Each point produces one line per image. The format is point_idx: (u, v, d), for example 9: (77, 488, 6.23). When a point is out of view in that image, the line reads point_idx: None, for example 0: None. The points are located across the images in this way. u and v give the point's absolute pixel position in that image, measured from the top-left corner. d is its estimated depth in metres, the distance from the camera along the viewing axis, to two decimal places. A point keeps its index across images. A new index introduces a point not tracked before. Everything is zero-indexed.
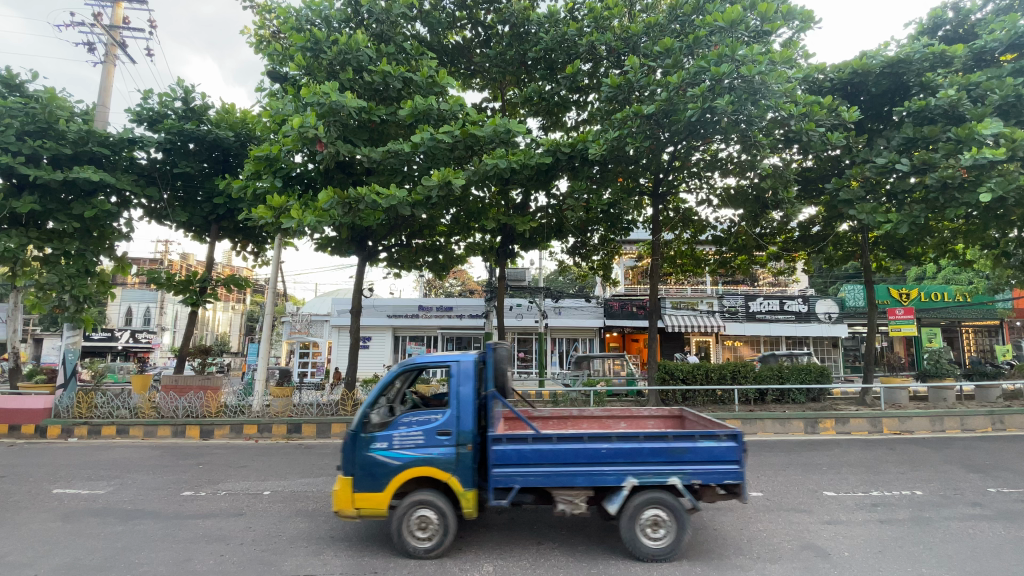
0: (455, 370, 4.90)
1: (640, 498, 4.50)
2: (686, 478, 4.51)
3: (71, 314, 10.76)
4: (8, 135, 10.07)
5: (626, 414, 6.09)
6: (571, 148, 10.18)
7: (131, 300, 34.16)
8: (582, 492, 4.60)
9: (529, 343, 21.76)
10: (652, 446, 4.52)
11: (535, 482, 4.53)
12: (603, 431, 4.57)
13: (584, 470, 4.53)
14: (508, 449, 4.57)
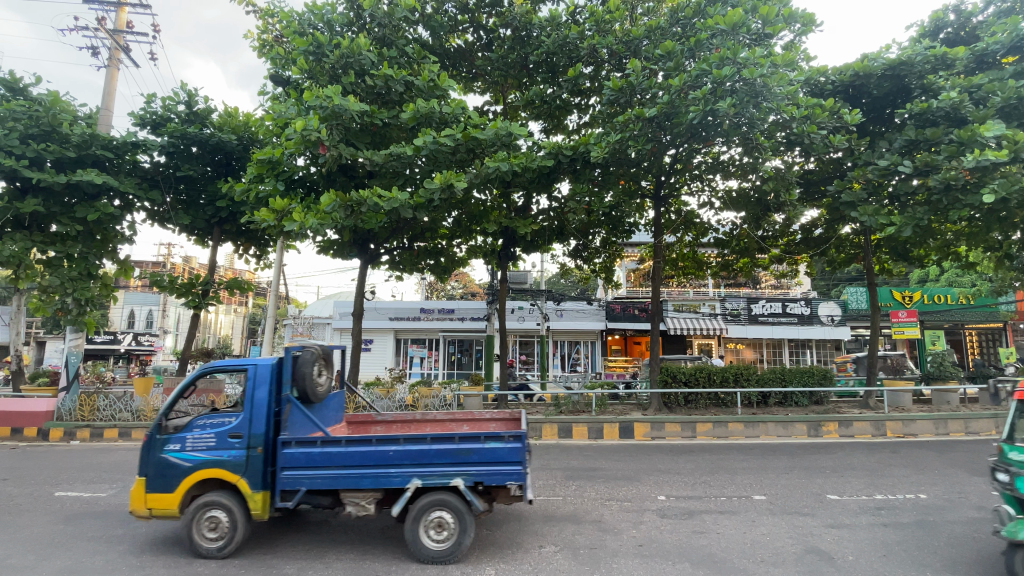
0: (252, 373, 4.87)
1: (424, 500, 4.53)
2: (471, 479, 4.52)
3: (74, 316, 10.92)
4: (12, 138, 10.12)
5: (468, 417, 5.85)
6: (574, 151, 10.18)
7: (134, 302, 34.25)
8: (370, 495, 4.65)
9: (530, 346, 21.73)
10: (437, 447, 4.54)
11: (320, 484, 4.62)
12: (391, 434, 4.60)
13: (370, 473, 4.57)
14: (296, 452, 4.66)
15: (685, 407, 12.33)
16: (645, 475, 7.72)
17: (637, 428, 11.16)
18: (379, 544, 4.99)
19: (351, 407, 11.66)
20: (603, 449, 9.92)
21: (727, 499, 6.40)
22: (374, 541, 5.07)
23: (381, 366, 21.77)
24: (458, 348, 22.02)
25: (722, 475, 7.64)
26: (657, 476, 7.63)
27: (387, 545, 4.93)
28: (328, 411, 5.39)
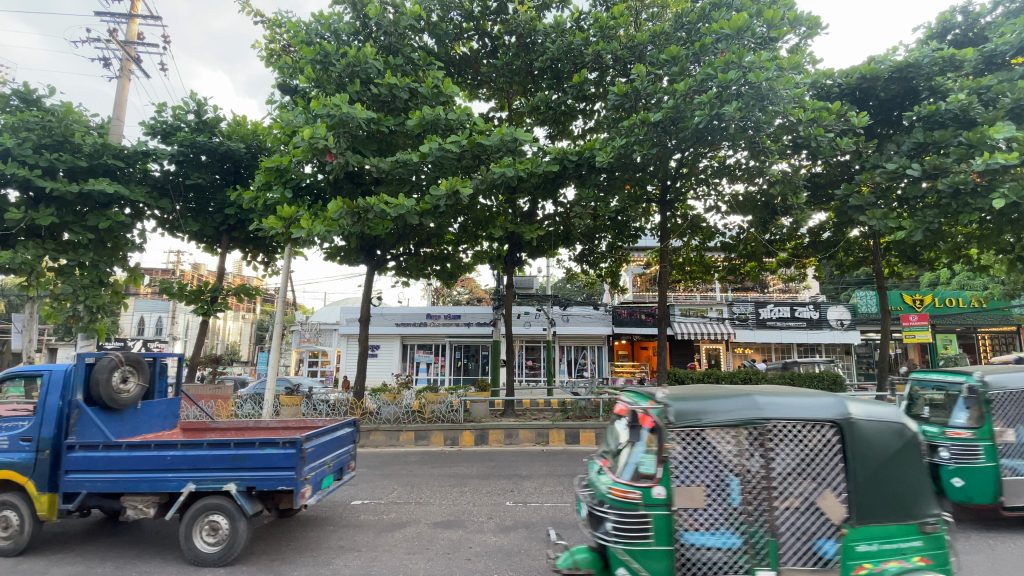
0: (45, 379, 5.15)
1: (201, 503, 4.76)
2: (244, 484, 4.74)
3: (85, 323, 10.87)
4: (27, 147, 10.29)
5: (301, 424, 6.31)
6: (579, 156, 10.16)
7: (144, 310, 34.66)
8: (150, 499, 4.90)
9: (536, 351, 21.69)
10: (213, 453, 4.79)
11: (102, 487, 4.91)
12: (171, 440, 4.88)
13: (148, 477, 4.85)
14: (80, 456, 4.95)
15: None
16: None
17: None
18: (386, 551, 5.03)
19: (359, 413, 11.73)
20: None
21: None
22: (381, 547, 5.11)
23: (388, 372, 21.81)
24: (465, 354, 22.04)
25: None
26: None
27: (396, 552, 4.97)
28: (139, 416, 5.67)
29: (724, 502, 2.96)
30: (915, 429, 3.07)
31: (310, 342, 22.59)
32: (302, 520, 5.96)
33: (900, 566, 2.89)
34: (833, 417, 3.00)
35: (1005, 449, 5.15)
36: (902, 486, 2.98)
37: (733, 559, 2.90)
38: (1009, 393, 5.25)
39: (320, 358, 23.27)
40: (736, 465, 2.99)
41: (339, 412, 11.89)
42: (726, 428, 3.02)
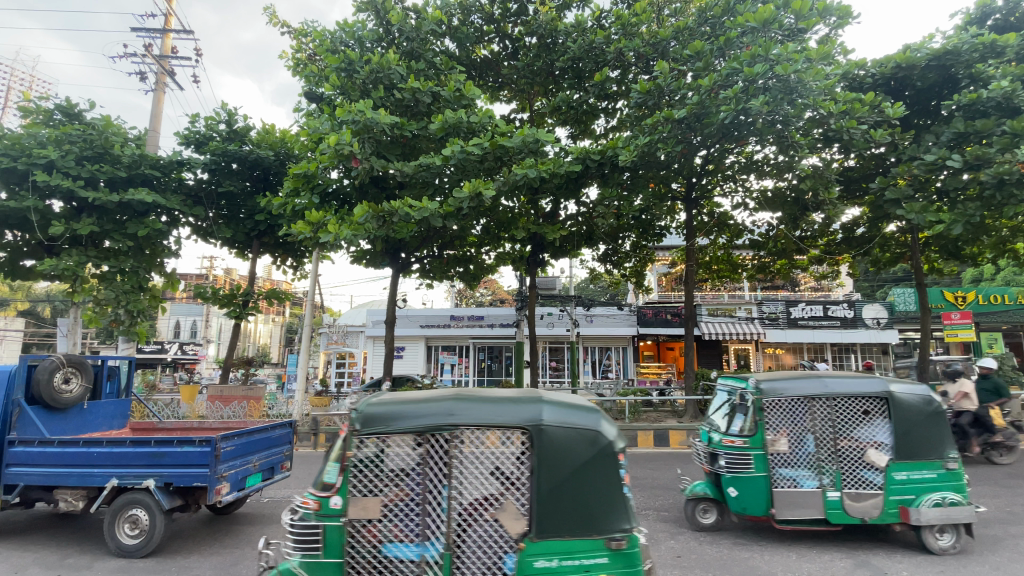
0: None
1: (125, 497, 4.97)
2: (163, 479, 4.94)
3: (126, 327, 11.39)
4: (71, 159, 10.76)
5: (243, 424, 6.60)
6: (601, 155, 10.08)
7: (180, 314, 35.95)
8: (81, 493, 5.15)
9: (560, 352, 21.61)
10: (135, 450, 5.00)
11: (35, 480, 5.18)
12: (97, 437, 5.11)
13: (76, 472, 5.10)
14: (18, 451, 5.26)
15: None
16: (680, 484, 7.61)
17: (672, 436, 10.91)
18: None
19: None
20: (635, 458, 9.78)
21: None
22: None
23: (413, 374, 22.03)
24: (488, 355, 22.09)
25: None
26: None
27: None
28: (83, 417, 6.08)
29: (406, 511, 3.04)
30: (610, 439, 3.11)
31: (337, 344, 23.03)
32: None
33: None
34: (518, 425, 3.04)
35: (775, 459, 5.10)
36: (587, 497, 2.98)
37: (408, 569, 2.94)
38: (786, 402, 5.12)
39: (347, 359, 23.71)
40: (422, 473, 3.06)
41: None
42: (412, 437, 3.08)
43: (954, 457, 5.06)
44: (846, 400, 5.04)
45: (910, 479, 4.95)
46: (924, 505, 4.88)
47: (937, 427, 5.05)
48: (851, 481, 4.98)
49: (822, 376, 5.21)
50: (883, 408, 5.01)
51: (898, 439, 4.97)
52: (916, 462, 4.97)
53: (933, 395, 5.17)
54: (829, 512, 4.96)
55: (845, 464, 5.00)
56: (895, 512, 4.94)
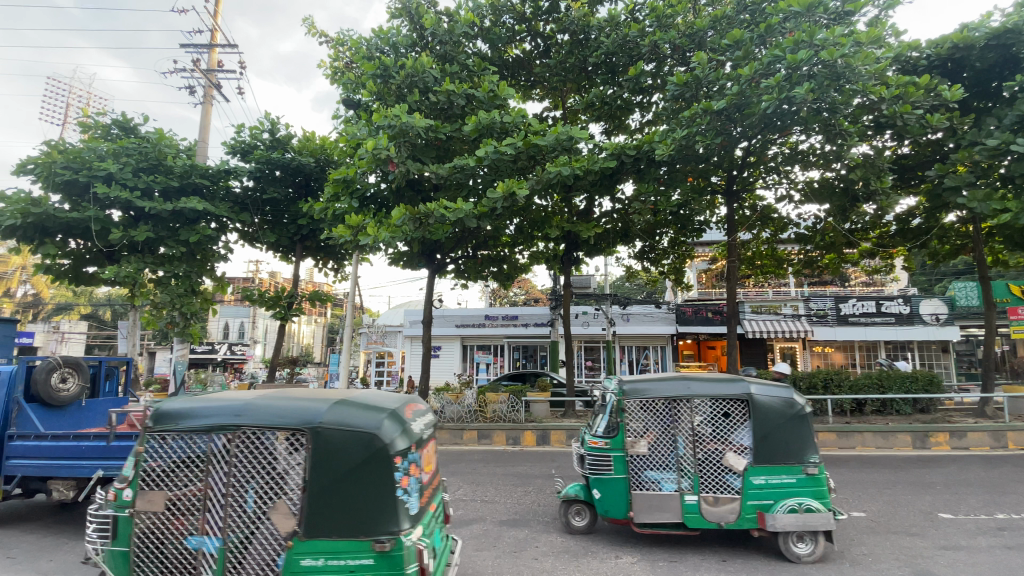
0: None
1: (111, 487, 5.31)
2: None
3: (181, 328, 12.06)
4: (128, 171, 11.41)
5: None
6: (638, 150, 9.89)
7: (228, 315, 37.67)
8: (71, 483, 5.51)
9: (596, 351, 21.43)
10: (120, 443, 5.37)
11: (30, 471, 5.54)
12: (87, 431, 5.49)
13: (66, 464, 5.46)
14: (16, 444, 5.63)
15: None
16: None
17: None
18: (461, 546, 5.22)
19: None
20: None
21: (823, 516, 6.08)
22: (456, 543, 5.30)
23: (450, 373, 22.27)
24: (523, 354, 22.14)
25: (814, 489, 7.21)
26: None
27: (471, 548, 5.15)
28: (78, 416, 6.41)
29: (194, 507, 3.16)
30: (389, 441, 3.08)
31: (376, 344, 23.58)
32: None
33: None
34: (295, 427, 3.09)
35: (634, 461, 5.14)
36: (353, 501, 2.98)
37: (192, 559, 3.10)
38: (647, 404, 5.15)
39: (385, 359, 24.24)
40: (211, 470, 3.17)
41: None
42: (202, 434, 3.21)
43: (817, 462, 4.92)
44: (701, 402, 5.05)
45: (768, 483, 4.86)
46: (780, 511, 4.77)
47: (798, 431, 4.95)
48: (709, 484, 4.96)
49: (688, 379, 5.20)
50: (743, 409, 4.97)
51: (752, 443, 4.92)
52: (774, 467, 4.88)
53: (796, 397, 5.07)
54: (687, 516, 4.96)
55: (704, 467, 4.99)
56: (752, 517, 4.86)
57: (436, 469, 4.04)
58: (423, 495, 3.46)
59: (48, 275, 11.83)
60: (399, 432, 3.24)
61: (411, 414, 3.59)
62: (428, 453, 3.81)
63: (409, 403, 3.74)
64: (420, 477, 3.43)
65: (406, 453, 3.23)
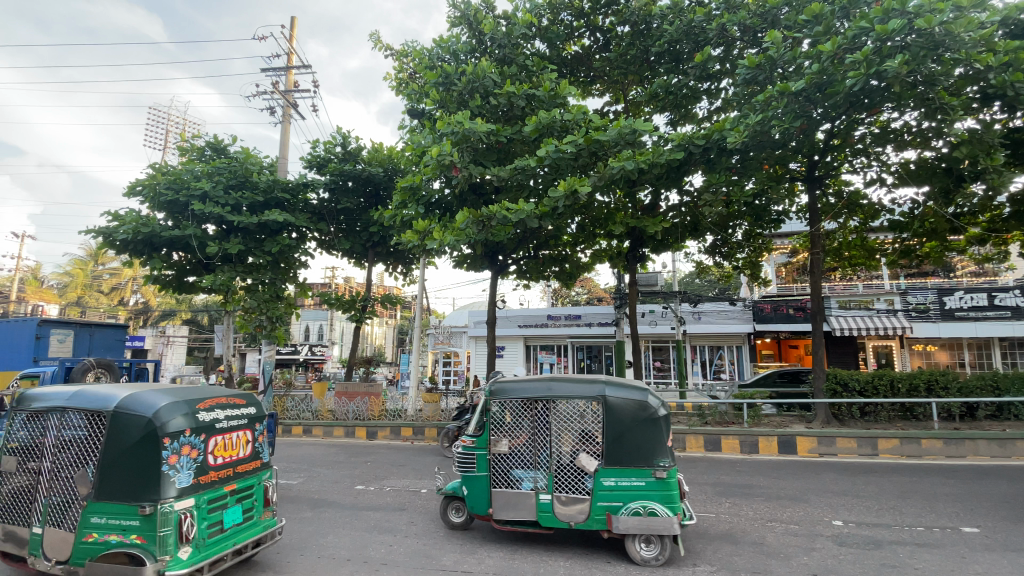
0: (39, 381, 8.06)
1: None
2: None
3: (268, 331, 13.04)
4: (220, 190, 12.53)
5: None
6: (707, 140, 9.42)
7: (309, 319, 40.33)
8: None
9: (665, 352, 20.78)
10: None
11: None
12: None
13: None
14: None
15: (860, 420, 10.56)
16: (807, 495, 6.89)
17: (799, 443, 9.75)
18: (529, 545, 5.25)
19: None
20: (754, 464, 8.98)
21: (926, 531, 5.49)
22: (524, 542, 5.33)
23: (514, 373, 22.47)
24: (588, 354, 21.88)
25: (914, 501, 6.54)
26: (828, 498, 6.76)
27: (540, 548, 5.17)
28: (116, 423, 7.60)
29: (32, 473, 4.16)
30: (161, 425, 3.93)
31: (443, 345, 24.27)
32: None
33: (116, 538, 3.80)
34: (96, 411, 4.03)
35: (496, 461, 5.27)
36: (129, 471, 3.86)
37: (30, 512, 4.10)
38: (510, 405, 5.28)
39: (452, 358, 24.92)
40: (47, 444, 4.15)
41: None
42: (45, 418, 4.22)
43: (669, 466, 4.86)
44: (555, 403, 5.15)
45: (617, 485, 4.86)
46: (626, 513, 4.76)
47: (650, 434, 4.92)
48: (562, 484, 5.01)
49: (552, 380, 5.30)
50: (595, 410, 5.04)
51: (602, 444, 4.96)
52: (623, 469, 4.88)
53: (653, 399, 5.05)
54: (540, 515, 5.03)
55: (556, 467, 5.04)
56: (601, 519, 4.86)
57: (253, 456, 4.75)
58: (207, 474, 4.21)
59: (156, 285, 13.23)
60: (176, 416, 4.07)
61: (207, 406, 4.38)
62: (233, 440, 4.55)
63: (217, 396, 4.53)
64: (204, 458, 4.19)
65: (181, 435, 4.04)
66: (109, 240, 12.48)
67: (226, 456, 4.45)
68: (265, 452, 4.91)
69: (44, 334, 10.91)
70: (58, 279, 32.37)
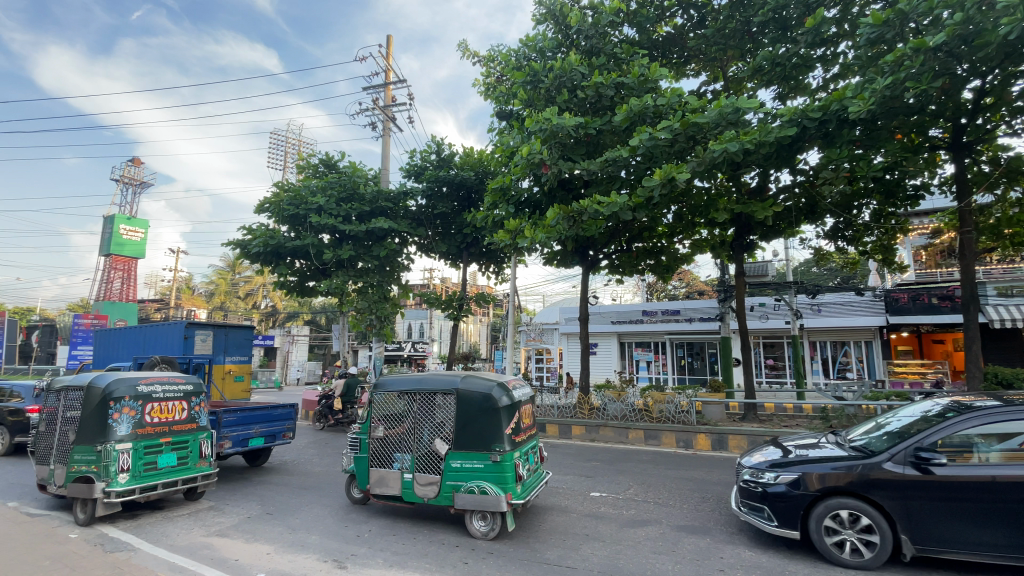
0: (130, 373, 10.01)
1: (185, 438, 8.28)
2: None
3: (378, 330, 14.18)
4: (333, 203, 13.78)
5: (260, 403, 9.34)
6: (824, 112, 8.48)
7: (412, 318, 43.03)
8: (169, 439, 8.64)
9: (778, 348, 19.20)
10: None
11: None
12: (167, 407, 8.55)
13: None
14: None
15: None
16: None
17: None
18: (632, 545, 5.13)
19: (586, 409, 12.26)
20: None
21: None
22: (626, 542, 5.21)
23: (609, 370, 22.06)
24: (688, 352, 20.87)
25: None
26: None
27: (643, 548, 5.04)
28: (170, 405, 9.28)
29: (49, 430, 6.33)
30: (110, 393, 5.93)
31: (536, 341, 24.50)
32: (549, 504, 6.53)
33: (85, 467, 5.81)
34: (78, 386, 6.15)
35: (373, 445, 5.89)
36: (91, 424, 5.89)
37: (48, 456, 6.26)
38: (384, 397, 5.88)
39: (545, 355, 25.14)
40: (58, 408, 6.29)
41: (568, 408, 12.65)
42: (56, 392, 6.42)
43: (505, 451, 5.30)
44: (420, 394, 5.75)
45: (461, 467, 5.40)
46: (464, 492, 5.32)
47: (493, 422, 5.39)
48: (422, 465, 5.60)
49: (421, 374, 5.88)
50: (449, 401, 5.59)
51: (451, 431, 5.51)
52: (467, 452, 5.42)
53: (497, 391, 5.53)
54: (404, 491, 5.67)
55: (416, 450, 5.66)
56: (448, 496, 5.43)
57: (188, 420, 6.63)
58: (144, 428, 6.13)
59: (283, 290, 14.89)
60: (121, 388, 6.05)
61: (148, 382, 6.33)
62: (169, 407, 6.44)
63: (158, 375, 6.49)
64: (141, 417, 6.11)
65: (122, 400, 6.00)
66: (245, 251, 14.29)
67: (163, 416, 6.37)
68: (200, 418, 6.79)
69: (191, 335, 12.72)
70: (206, 286, 37.84)
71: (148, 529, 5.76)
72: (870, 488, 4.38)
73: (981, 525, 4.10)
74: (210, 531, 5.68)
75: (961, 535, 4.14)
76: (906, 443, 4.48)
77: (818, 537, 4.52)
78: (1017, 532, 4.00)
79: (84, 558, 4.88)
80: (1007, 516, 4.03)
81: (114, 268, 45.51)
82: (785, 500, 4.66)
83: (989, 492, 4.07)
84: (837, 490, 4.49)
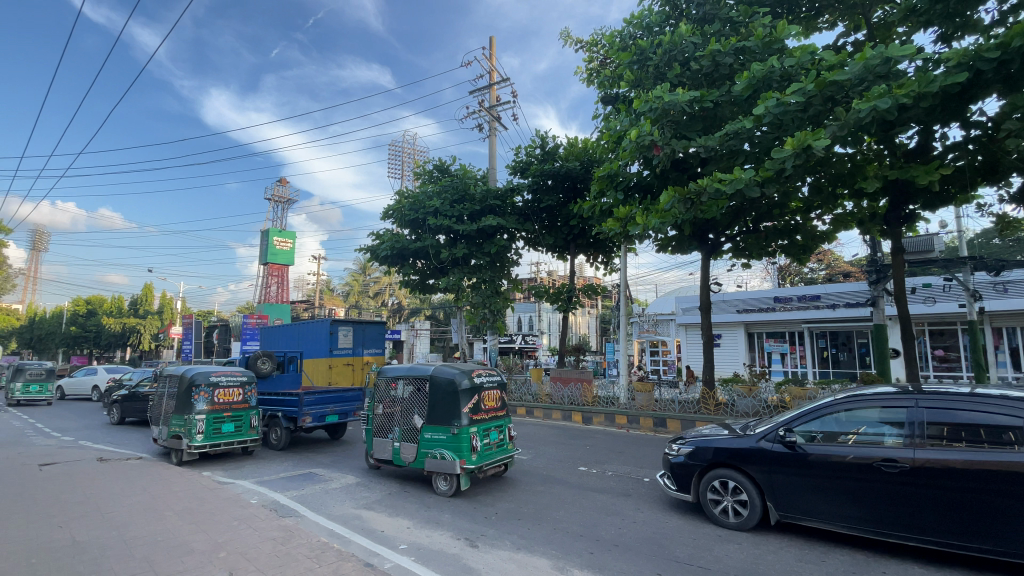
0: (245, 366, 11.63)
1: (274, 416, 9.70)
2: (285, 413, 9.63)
3: (492, 323, 14.83)
4: (447, 205, 14.54)
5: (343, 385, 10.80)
6: (1003, 50, 6.92)
7: (522, 311, 44.16)
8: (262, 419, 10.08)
9: (949, 337, 16.33)
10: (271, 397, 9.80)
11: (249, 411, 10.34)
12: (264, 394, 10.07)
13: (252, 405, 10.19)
14: None
15: None
16: None
17: None
18: (774, 550, 4.72)
19: (711, 405, 11.47)
20: None
21: None
22: (767, 546, 4.81)
23: (735, 363, 20.45)
24: (832, 343, 18.60)
25: None
26: None
27: (788, 554, 4.62)
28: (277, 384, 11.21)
29: (160, 400, 8.88)
30: (193, 380, 8.19)
31: (649, 334, 23.67)
32: (674, 502, 6.27)
33: (178, 429, 8.21)
34: (176, 373, 8.56)
35: (377, 419, 7.14)
36: (183, 401, 8.25)
37: (159, 418, 8.84)
38: (385, 381, 7.05)
39: (660, 347, 24.14)
40: (166, 388, 8.79)
41: (691, 403, 11.93)
42: (164, 374, 8.91)
43: (462, 425, 6.24)
44: (408, 379, 6.84)
45: (431, 437, 6.45)
46: (432, 457, 6.39)
47: (454, 402, 6.34)
48: (408, 437, 6.74)
49: (412, 363, 6.97)
50: (425, 383, 6.63)
51: (424, 408, 6.56)
52: (435, 426, 6.45)
53: (459, 376, 6.44)
54: (393, 457, 6.85)
55: (402, 424, 6.80)
56: (422, 461, 6.53)
57: (244, 401, 8.78)
58: (215, 406, 8.35)
59: (407, 288, 16.15)
60: (201, 377, 8.31)
61: (218, 373, 8.51)
62: (232, 391, 8.61)
63: (225, 368, 8.66)
64: (212, 397, 8.33)
65: (201, 385, 8.25)
66: (373, 255, 15.75)
67: (228, 397, 8.60)
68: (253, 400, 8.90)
69: (335, 331, 14.29)
70: (343, 287, 42.55)
71: (308, 499, 6.66)
72: (746, 462, 5.16)
73: (830, 498, 4.73)
74: (360, 504, 6.39)
75: (812, 505, 4.80)
76: (814, 418, 5.03)
77: (702, 497, 5.44)
78: (860, 505, 4.59)
79: (263, 520, 5.78)
80: (849, 491, 4.63)
81: (270, 274, 53.08)
82: (681, 467, 5.59)
83: (842, 471, 4.67)
84: (718, 463, 5.34)
